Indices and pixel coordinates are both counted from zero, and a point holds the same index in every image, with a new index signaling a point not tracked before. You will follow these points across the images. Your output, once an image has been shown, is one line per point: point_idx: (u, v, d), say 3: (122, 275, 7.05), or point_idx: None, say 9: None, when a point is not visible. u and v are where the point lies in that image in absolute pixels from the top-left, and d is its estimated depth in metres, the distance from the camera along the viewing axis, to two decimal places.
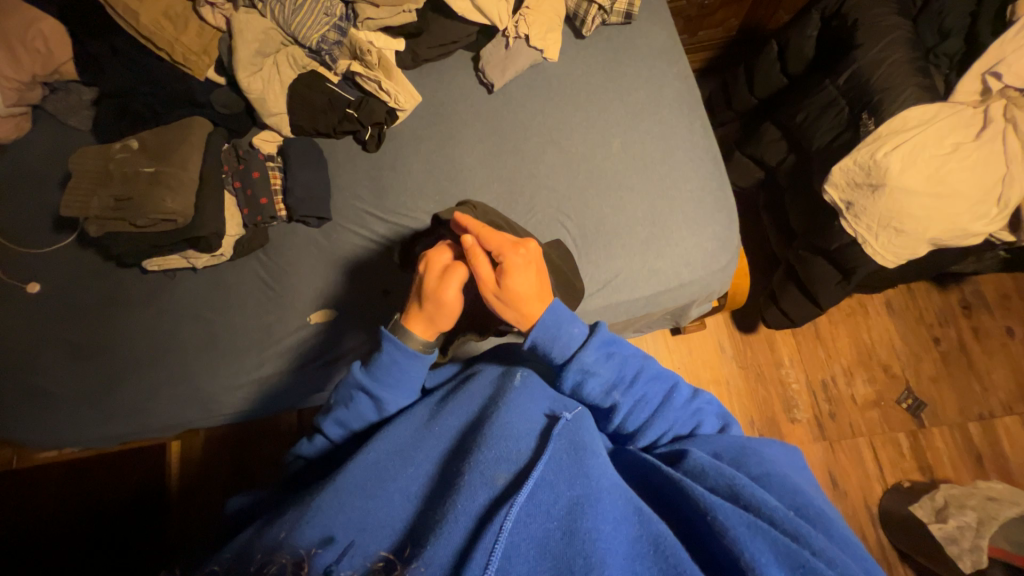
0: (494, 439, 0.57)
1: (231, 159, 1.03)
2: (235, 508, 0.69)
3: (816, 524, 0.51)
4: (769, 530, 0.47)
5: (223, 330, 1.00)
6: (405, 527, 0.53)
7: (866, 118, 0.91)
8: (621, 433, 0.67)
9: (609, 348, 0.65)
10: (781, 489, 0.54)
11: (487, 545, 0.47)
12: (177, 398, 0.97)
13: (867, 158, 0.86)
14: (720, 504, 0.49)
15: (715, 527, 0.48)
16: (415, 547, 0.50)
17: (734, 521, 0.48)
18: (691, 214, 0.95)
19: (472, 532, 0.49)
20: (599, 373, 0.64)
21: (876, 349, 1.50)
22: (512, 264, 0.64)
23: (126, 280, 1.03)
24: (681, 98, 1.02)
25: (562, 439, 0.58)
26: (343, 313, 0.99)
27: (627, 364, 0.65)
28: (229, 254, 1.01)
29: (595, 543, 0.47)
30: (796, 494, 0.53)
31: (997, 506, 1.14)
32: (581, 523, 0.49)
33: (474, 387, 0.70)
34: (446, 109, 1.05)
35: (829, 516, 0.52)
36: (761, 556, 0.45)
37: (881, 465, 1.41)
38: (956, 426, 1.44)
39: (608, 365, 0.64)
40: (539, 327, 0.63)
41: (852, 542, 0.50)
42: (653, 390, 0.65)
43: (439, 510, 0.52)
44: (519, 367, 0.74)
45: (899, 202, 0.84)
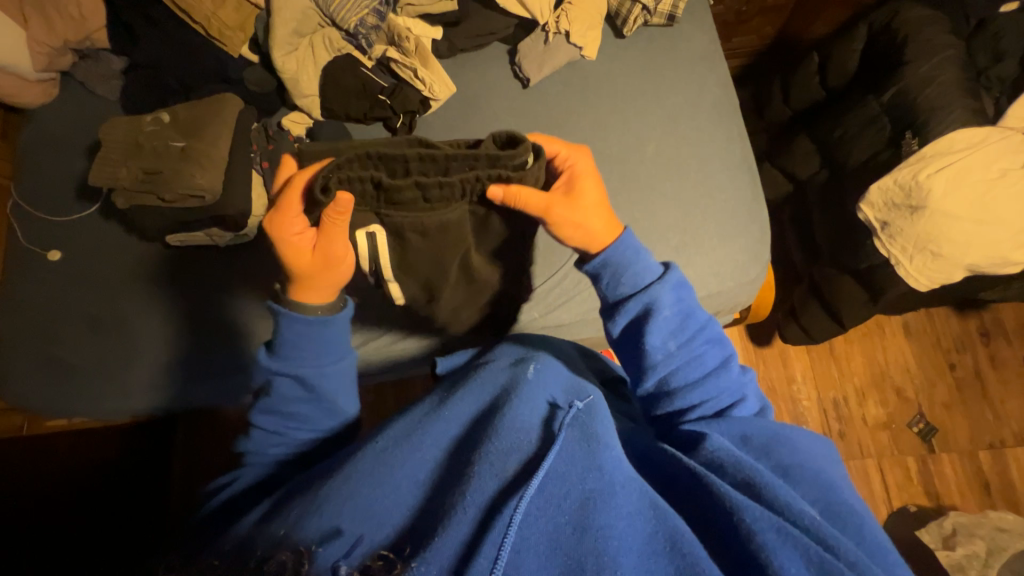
0: (501, 426, 0.56)
1: (260, 139, 0.99)
2: (223, 486, 0.65)
3: (843, 526, 0.50)
4: (797, 534, 0.46)
5: (242, 312, 0.99)
6: (416, 515, 0.53)
7: (909, 137, 0.89)
8: (660, 390, 0.63)
9: (681, 293, 0.62)
10: (810, 482, 0.53)
11: (497, 533, 0.47)
12: (194, 374, 0.97)
13: (907, 178, 0.85)
14: (740, 503, 0.48)
15: (732, 529, 0.48)
16: (421, 540, 0.49)
17: (757, 523, 0.47)
18: (724, 224, 0.93)
19: (479, 520, 0.49)
20: (666, 312, 0.61)
21: (891, 371, 1.49)
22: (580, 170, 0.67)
23: (147, 255, 1.02)
24: (720, 105, 1.00)
25: (571, 430, 0.56)
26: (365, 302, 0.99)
27: (692, 316, 0.62)
28: (252, 234, 1.00)
29: (606, 540, 0.46)
30: (821, 489, 0.52)
31: (1007, 537, 1.12)
32: (597, 519, 0.48)
33: (485, 376, 0.67)
34: (478, 100, 1.04)
35: (862, 517, 0.50)
36: (775, 556, 0.44)
37: (887, 487, 1.41)
38: (966, 453, 1.42)
39: (675, 310, 0.62)
40: (615, 245, 0.63)
41: (866, 524, 0.50)
42: (708, 351, 0.62)
43: (449, 499, 0.51)
44: (531, 354, 0.71)
45: (939, 224, 0.83)
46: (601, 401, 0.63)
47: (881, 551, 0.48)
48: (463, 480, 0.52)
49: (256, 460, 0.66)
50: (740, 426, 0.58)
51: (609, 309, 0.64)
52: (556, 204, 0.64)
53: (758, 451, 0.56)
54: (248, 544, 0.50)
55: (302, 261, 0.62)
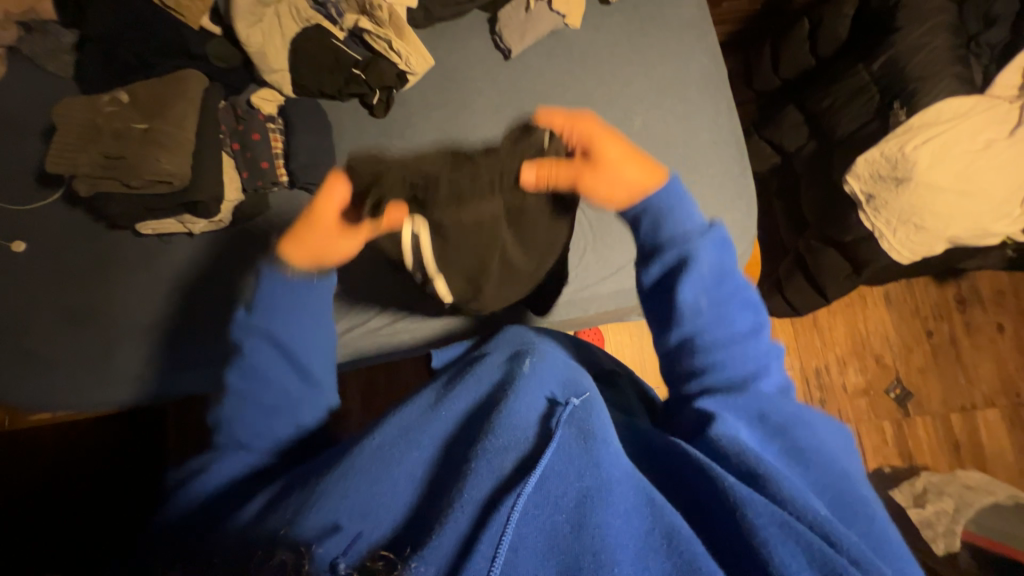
0: (500, 425, 0.56)
1: (229, 118, 0.94)
2: (205, 470, 0.62)
3: (847, 520, 0.51)
4: (798, 528, 0.46)
5: (223, 301, 0.97)
6: (413, 515, 0.52)
7: (897, 107, 0.87)
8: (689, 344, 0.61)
9: (720, 252, 0.62)
10: (819, 471, 0.54)
11: (496, 532, 0.47)
12: (178, 364, 0.95)
13: (895, 150, 0.84)
14: (740, 496, 0.48)
15: (731, 521, 0.48)
16: (418, 540, 0.49)
17: (761, 519, 0.47)
18: (710, 199, 0.92)
19: (477, 518, 0.49)
20: (705, 266, 0.61)
21: (871, 339, 1.53)
22: (596, 130, 0.64)
23: (118, 243, 0.98)
24: (708, 76, 0.97)
25: (569, 428, 0.56)
26: (348, 287, 0.96)
27: (730, 278, 0.62)
28: (228, 221, 0.95)
29: (603, 538, 0.47)
30: (828, 478, 0.53)
31: (974, 494, 1.19)
32: (595, 518, 0.49)
33: (481, 371, 0.67)
34: (459, 73, 0.99)
35: (869, 505, 0.52)
36: (773, 546, 0.45)
37: (864, 450, 1.47)
38: (939, 416, 1.49)
39: (717, 267, 0.61)
40: (656, 193, 0.63)
41: (866, 512, 0.52)
42: (744, 316, 0.62)
43: (446, 498, 0.51)
44: (527, 346, 0.71)
45: (922, 197, 0.83)
46: (597, 398, 0.62)
47: (878, 543, 0.50)
48: (461, 480, 0.52)
49: (234, 454, 0.63)
50: (768, 407, 0.56)
51: (645, 263, 0.64)
52: (582, 172, 0.64)
53: (777, 433, 0.56)
54: (249, 539, 0.51)
55: (326, 214, 0.64)
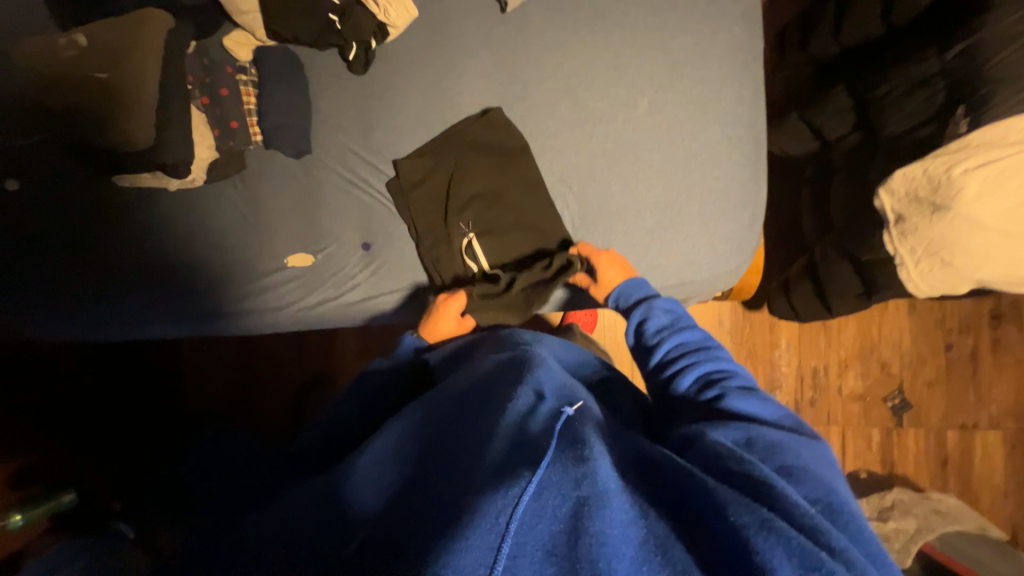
0: (497, 427, 0.52)
1: (196, 66, 0.87)
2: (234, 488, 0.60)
3: (842, 522, 0.47)
4: (785, 531, 0.42)
5: (201, 259, 0.94)
6: (400, 509, 0.48)
7: (960, 114, 0.73)
8: (696, 401, 0.63)
9: (674, 305, 0.73)
10: (811, 483, 0.50)
11: (497, 526, 0.40)
12: (143, 316, 0.93)
13: (939, 170, 0.71)
14: (726, 507, 0.44)
15: (724, 530, 0.43)
16: (401, 536, 0.45)
17: (741, 520, 0.43)
18: (710, 206, 0.81)
19: (466, 507, 0.42)
20: (693, 341, 0.68)
21: (880, 346, 1.44)
22: (601, 262, 0.78)
23: (72, 188, 0.91)
24: (738, 52, 0.82)
25: (568, 428, 0.51)
26: (321, 262, 0.93)
27: (690, 322, 0.71)
28: (202, 179, 0.91)
29: (604, 539, 0.40)
30: (818, 486, 0.50)
31: (940, 520, 1.17)
32: (591, 515, 0.41)
33: (481, 377, 0.63)
34: (448, 27, 0.87)
35: (860, 521, 0.48)
36: (767, 553, 0.40)
37: (845, 453, 1.44)
38: (934, 430, 1.43)
39: (707, 343, 0.68)
40: (626, 283, 0.76)
41: (862, 523, 0.47)
42: (743, 376, 0.65)
43: (433, 504, 0.46)
44: (528, 354, 0.66)
45: (958, 231, 0.71)
46: (591, 410, 0.57)
47: (870, 551, 0.45)
48: (454, 479, 0.49)
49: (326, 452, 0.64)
50: (755, 433, 0.56)
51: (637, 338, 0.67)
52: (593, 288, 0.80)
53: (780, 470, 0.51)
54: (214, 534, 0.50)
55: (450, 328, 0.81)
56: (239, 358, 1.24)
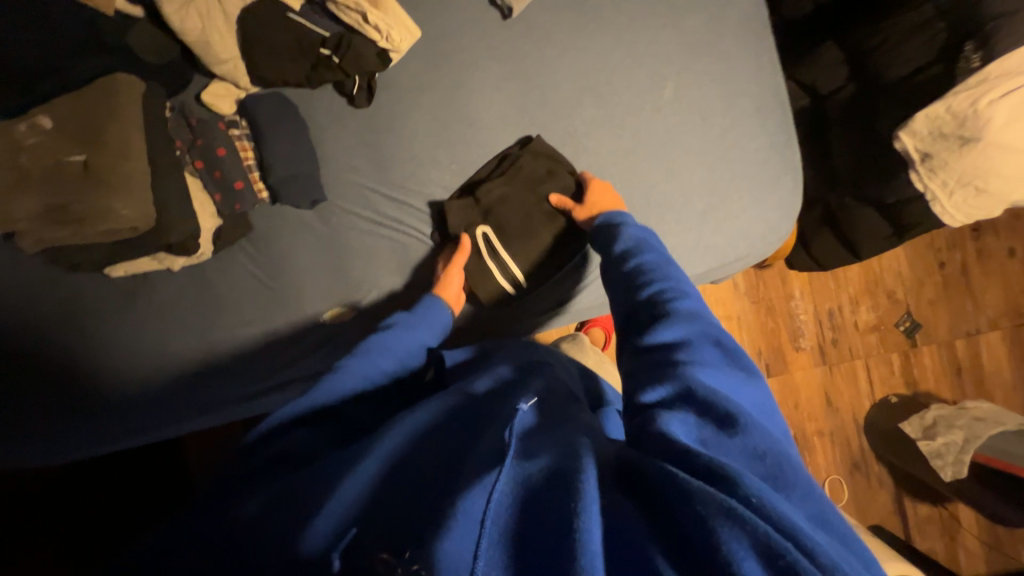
0: (499, 421, 0.48)
1: (182, 130, 0.79)
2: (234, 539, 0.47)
3: (789, 482, 0.42)
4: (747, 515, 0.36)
5: (223, 338, 0.84)
6: (378, 493, 0.43)
7: (970, 49, 0.78)
8: (645, 320, 0.57)
9: (642, 240, 0.67)
10: (765, 436, 0.44)
11: (460, 526, 0.36)
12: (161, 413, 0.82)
13: (965, 105, 0.76)
14: (688, 484, 0.38)
15: (685, 514, 0.37)
16: (375, 522, 0.40)
17: (705, 506, 0.37)
18: (753, 179, 0.82)
19: (440, 509, 0.38)
20: (655, 270, 0.62)
21: (883, 276, 1.52)
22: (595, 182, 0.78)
23: (58, 287, 0.79)
24: (745, 23, 0.84)
25: (571, 432, 0.47)
26: (360, 313, 0.86)
27: (660, 256, 0.64)
28: (210, 252, 0.82)
29: (581, 543, 0.35)
30: (770, 441, 0.44)
31: (983, 425, 1.28)
32: (576, 505, 0.37)
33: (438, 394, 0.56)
34: (452, 43, 0.83)
35: (810, 485, 0.43)
36: (725, 532, 0.35)
37: (873, 382, 1.50)
38: (945, 343, 1.53)
39: (670, 273, 0.61)
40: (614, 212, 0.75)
41: (814, 491, 0.42)
42: (701, 306, 0.57)
43: (388, 527, 0.39)
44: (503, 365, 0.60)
45: (991, 157, 0.76)
46: (544, 405, 0.51)
47: (825, 521, 0.40)
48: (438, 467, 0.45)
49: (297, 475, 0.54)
50: (697, 370, 0.49)
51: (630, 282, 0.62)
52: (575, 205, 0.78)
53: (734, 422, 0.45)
54: None
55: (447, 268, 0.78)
56: None
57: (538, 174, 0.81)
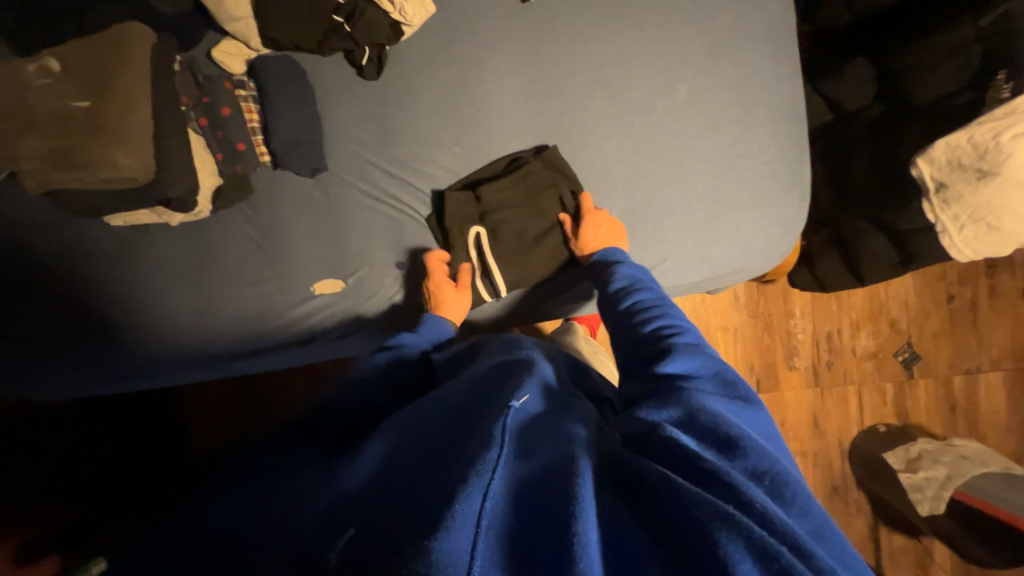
0: (491, 411, 0.47)
1: (189, 85, 0.78)
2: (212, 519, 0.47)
3: (787, 495, 0.42)
4: (745, 521, 0.36)
5: (214, 296, 0.85)
6: (382, 496, 0.42)
7: (1001, 80, 0.75)
8: (647, 354, 0.58)
9: (631, 273, 0.70)
10: (759, 452, 0.44)
11: (460, 526, 0.35)
12: (151, 360, 0.84)
13: (987, 136, 0.73)
14: (696, 497, 0.38)
15: (685, 524, 0.38)
16: (382, 520, 0.39)
17: (703, 510, 0.37)
18: (759, 192, 0.80)
19: (439, 495, 0.38)
20: (647, 301, 0.65)
21: (889, 304, 1.49)
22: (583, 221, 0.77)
23: (57, 230, 0.81)
24: (770, 30, 0.81)
25: (565, 433, 0.46)
26: (350, 287, 0.86)
27: (650, 287, 0.68)
28: (208, 211, 0.83)
29: (584, 545, 0.35)
30: (766, 457, 0.44)
31: (969, 465, 1.31)
32: (576, 506, 0.37)
33: (442, 387, 0.57)
34: (467, 22, 0.81)
35: (805, 495, 0.43)
36: (725, 540, 0.35)
37: (863, 410, 1.49)
38: (942, 378, 1.50)
39: (661, 304, 0.64)
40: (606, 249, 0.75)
41: (813, 505, 0.42)
42: (694, 334, 0.59)
43: (390, 510, 0.40)
44: (504, 355, 0.60)
45: (1008, 196, 0.73)
46: (553, 407, 0.51)
47: (819, 533, 0.41)
48: (436, 460, 0.43)
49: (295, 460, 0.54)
50: (696, 396, 0.50)
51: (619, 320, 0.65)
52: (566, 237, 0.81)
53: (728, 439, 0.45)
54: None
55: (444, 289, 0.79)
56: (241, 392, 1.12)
57: (543, 184, 0.80)
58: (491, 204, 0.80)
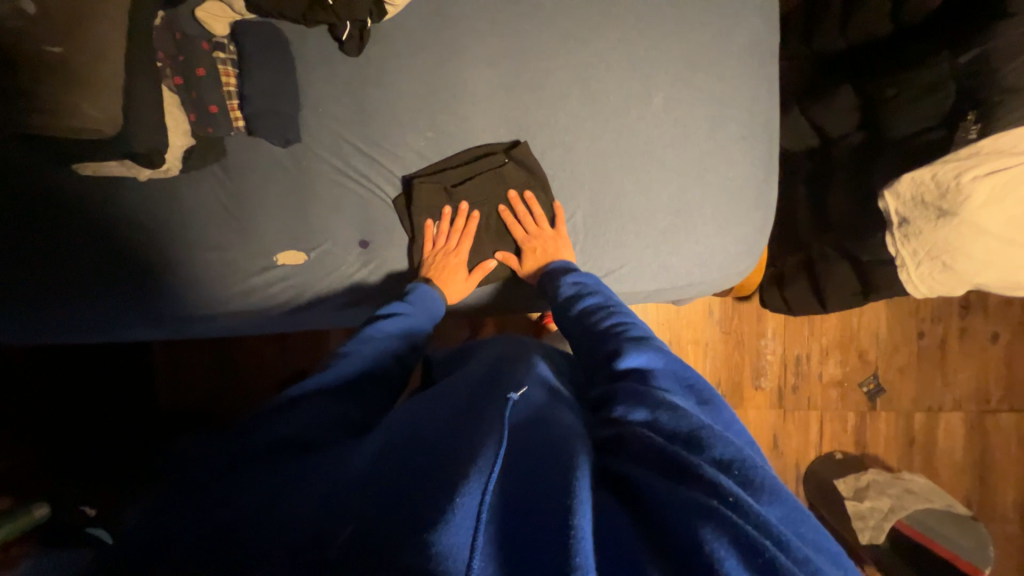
0: (495, 408, 0.47)
1: (167, 43, 0.78)
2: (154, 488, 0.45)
3: (757, 484, 0.39)
4: (730, 518, 0.35)
5: (178, 255, 0.85)
6: (378, 481, 0.41)
7: (970, 121, 0.75)
8: (602, 358, 0.57)
9: (579, 283, 0.70)
10: (723, 440, 0.42)
11: (460, 519, 0.35)
12: (108, 312, 0.84)
13: (949, 176, 0.75)
14: (670, 494, 0.38)
15: (670, 522, 0.36)
16: (378, 510, 0.38)
17: (689, 509, 0.36)
18: (723, 208, 0.81)
19: (442, 485, 0.38)
20: (597, 308, 0.65)
21: (859, 334, 1.50)
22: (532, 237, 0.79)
23: (25, 173, 0.81)
24: (753, 48, 0.81)
25: (554, 425, 0.46)
26: (313, 261, 0.87)
27: (598, 294, 0.68)
28: (177, 170, 0.82)
29: (580, 538, 0.34)
30: (731, 442, 0.42)
31: (912, 499, 1.33)
32: (572, 499, 0.36)
33: (445, 383, 0.58)
34: (452, 8, 0.81)
35: (771, 477, 0.40)
36: (707, 534, 0.35)
37: (823, 436, 1.50)
38: (903, 413, 1.51)
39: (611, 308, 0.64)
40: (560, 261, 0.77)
41: (786, 488, 0.40)
42: (645, 331, 0.58)
43: (387, 497, 0.39)
44: (507, 357, 0.60)
45: (963, 236, 0.74)
46: (558, 404, 0.51)
47: (796, 518, 0.38)
48: (436, 453, 0.42)
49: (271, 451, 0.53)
50: (655, 392, 0.48)
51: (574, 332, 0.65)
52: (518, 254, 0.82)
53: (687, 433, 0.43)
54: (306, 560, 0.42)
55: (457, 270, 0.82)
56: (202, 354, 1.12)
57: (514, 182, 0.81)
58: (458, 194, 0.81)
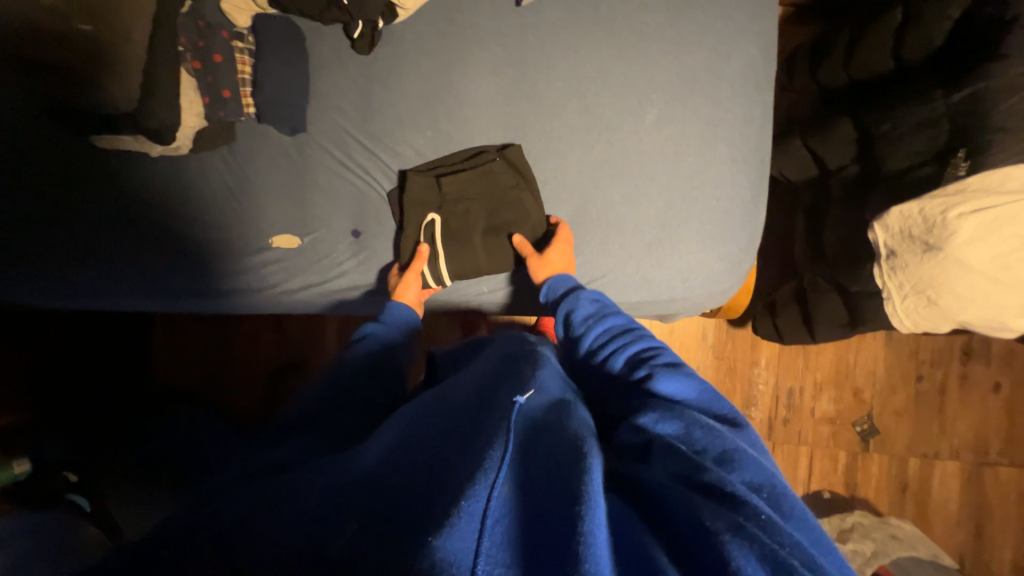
0: (495, 410, 0.47)
1: (190, 29, 0.81)
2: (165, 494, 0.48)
3: (786, 507, 0.42)
4: (758, 535, 0.36)
5: (181, 230, 0.89)
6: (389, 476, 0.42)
7: (959, 158, 0.75)
8: (631, 377, 0.60)
9: (598, 299, 0.71)
10: (753, 466, 0.45)
11: (464, 525, 0.35)
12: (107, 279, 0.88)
13: (936, 211, 0.75)
14: (696, 511, 0.39)
15: (693, 535, 0.38)
16: (387, 505, 0.39)
17: (715, 523, 0.37)
18: (709, 227, 0.82)
19: (449, 485, 0.39)
20: (618, 325, 0.67)
21: (855, 372, 1.48)
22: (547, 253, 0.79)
23: (46, 141, 0.85)
24: (748, 74, 0.84)
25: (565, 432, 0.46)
26: (308, 246, 0.89)
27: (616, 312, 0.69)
28: (187, 149, 0.86)
29: (590, 546, 0.35)
30: (762, 471, 0.45)
31: (896, 546, 1.29)
32: (583, 506, 0.37)
33: (450, 383, 0.58)
34: (461, 15, 0.84)
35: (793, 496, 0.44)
36: (734, 549, 0.35)
37: (812, 474, 1.46)
38: (897, 458, 1.47)
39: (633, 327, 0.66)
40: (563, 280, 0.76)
41: (808, 510, 0.43)
42: (672, 352, 0.62)
43: (393, 492, 0.40)
44: (511, 355, 0.60)
45: (948, 272, 0.75)
46: (566, 410, 0.51)
47: (822, 542, 0.41)
48: (442, 456, 0.43)
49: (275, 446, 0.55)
50: (685, 415, 0.50)
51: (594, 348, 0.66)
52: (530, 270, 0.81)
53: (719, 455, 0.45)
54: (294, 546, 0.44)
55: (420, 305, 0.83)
56: (194, 331, 1.15)
57: (505, 183, 0.83)
58: (450, 190, 0.83)
